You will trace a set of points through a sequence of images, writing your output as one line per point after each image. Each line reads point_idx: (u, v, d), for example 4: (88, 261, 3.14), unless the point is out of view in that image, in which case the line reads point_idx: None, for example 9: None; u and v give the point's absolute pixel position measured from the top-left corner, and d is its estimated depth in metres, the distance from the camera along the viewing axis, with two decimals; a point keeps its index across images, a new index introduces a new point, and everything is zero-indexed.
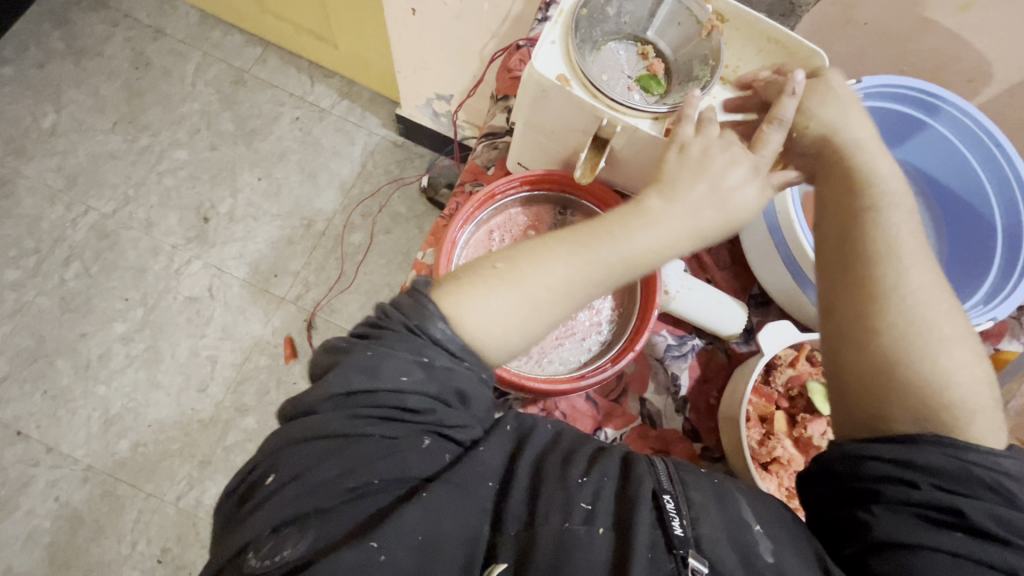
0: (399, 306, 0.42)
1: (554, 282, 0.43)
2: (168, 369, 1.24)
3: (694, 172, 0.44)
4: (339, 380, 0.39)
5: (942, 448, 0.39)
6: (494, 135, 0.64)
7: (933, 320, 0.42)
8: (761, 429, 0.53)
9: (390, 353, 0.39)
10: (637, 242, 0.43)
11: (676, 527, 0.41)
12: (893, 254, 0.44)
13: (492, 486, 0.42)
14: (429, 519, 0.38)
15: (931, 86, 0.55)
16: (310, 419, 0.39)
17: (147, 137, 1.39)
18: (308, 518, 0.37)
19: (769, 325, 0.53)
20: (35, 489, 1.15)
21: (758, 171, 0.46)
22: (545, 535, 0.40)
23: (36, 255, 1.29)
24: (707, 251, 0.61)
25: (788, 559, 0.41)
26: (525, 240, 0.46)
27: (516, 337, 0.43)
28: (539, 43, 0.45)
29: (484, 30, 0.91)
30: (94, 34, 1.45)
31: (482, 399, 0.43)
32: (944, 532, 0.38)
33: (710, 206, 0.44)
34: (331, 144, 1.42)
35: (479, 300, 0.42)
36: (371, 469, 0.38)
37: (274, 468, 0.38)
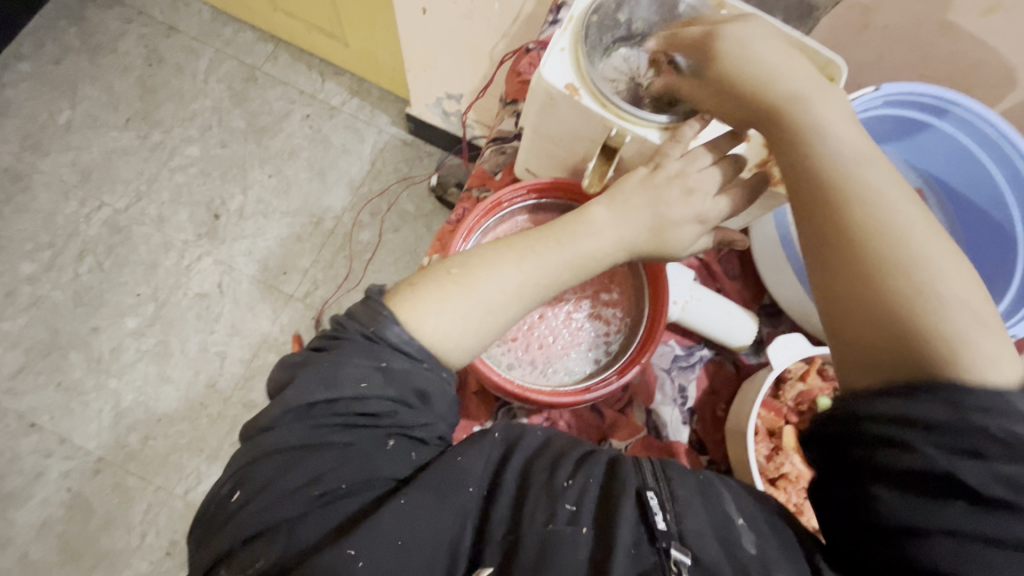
0: (354, 314, 0.43)
1: (507, 286, 0.43)
2: (178, 364, 1.25)
3: (651, 192, 0.44)
4: (297, 392, 0.39)
5: (939, 400, 0.34)
6: (502, 140, 0.63)
7: (895, 245, 0.38)
8: (769, 443, 0.52)
9: (344, 360, 0.40)
10: (582, 250, 0.44)
11: (659, 521, 0.41)
12: (839, 186, 0.41)
13: (472, 493, 0.41)
14: (406, 523, 0.38)
15: (943, 90, 0.54)
16: (271, 433, 0.39)
17: (159, 133, 1.40)
18: (279, 527, 0.37)
19: (780, 338, 0.53)
20: (47, 480, 1.17)
21: (703, 221, 0.45)
22: (529, 536, 0.40)
23: (50, 249, 1.31)
24: (717, 259, 0.60)
25: (775, 554, 0.41)
26: (484, 246, 0.45)
27: (473, 338, 0.43)
28: (547, 50, 0.44)
29: (494, 29, 0.90)
30: (109, 30, 1.46)
31: (442, 394, 0.42)
32: (943, 502, 0.34)
33: (647, 223, 0.45)
34: (341, 142, 1.42)
35: (432, 305, 0.42)
36: (338, 474, 0.38)
37: (241, 484, 0.39)
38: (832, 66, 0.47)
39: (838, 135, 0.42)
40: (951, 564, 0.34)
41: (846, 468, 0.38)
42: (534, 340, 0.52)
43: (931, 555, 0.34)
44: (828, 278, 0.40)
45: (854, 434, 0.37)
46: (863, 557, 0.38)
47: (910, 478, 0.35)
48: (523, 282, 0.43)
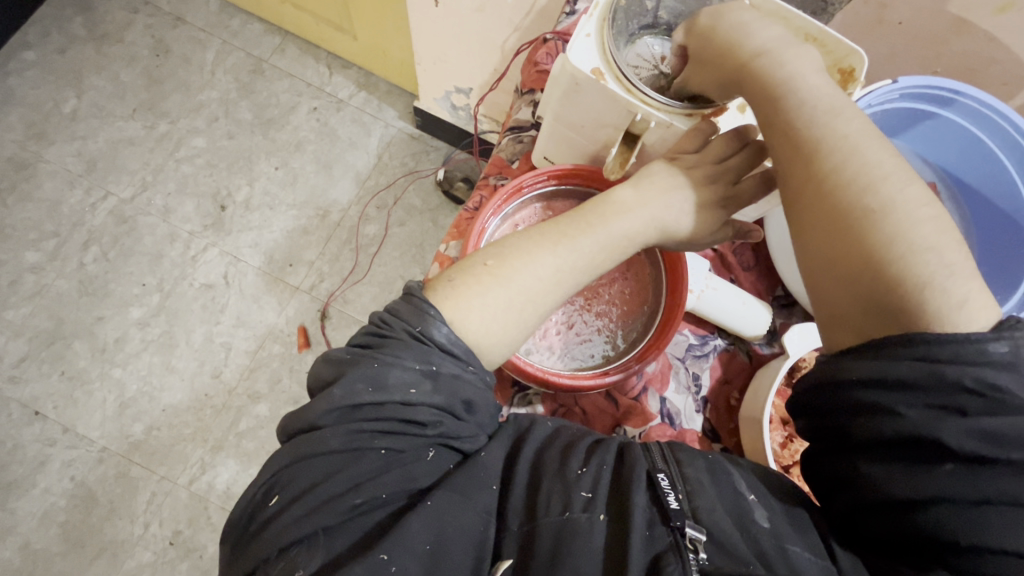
0: (399, 312, 0.42)
1: (543, 275, 0.43)
2: (183, 355, 1.25)
3: (675, 179, 0.46)
4: (345, 393, 0.39)
5: (913, 354, 0.34)
6: (519, 129, 0.63)
7: (863, 194, 0.38)
8: (784, 432, 0.52)
9: (394, 363, 0.39)
10: (614, 231, 0.44)
11: (672, 501, 0.41)
12: (810, 139, 0.41)
13: (495, 490, 0.42)
14: (435, 527, 0.38)
15: (952, 84, 0.55)
16: (314, 436, 0.39)
17: (166, 124, 1.40)
18: (318, 535, 0.37)
19: (795, 328, 0.53)
20: (51, 469, 1.17)
21: (724, 205, 0.47)
22: (546, 527, 0.40)
23: (56, 238, 1.30)
24: (731, 251, 0.60)
25: (787, 528, 0.41)
26: (513, 236, 0.46)
27: (515, 332, 0.43)
28: (573, 36, 0.44)
29: (507, 23, 0.90)
30: (115, 20, 1.46)
31: (486, 405, 0.42)
32: (929, 467, 0.34)
33: (677, 211, 0.46)
34: (347, 135, 1.42)
35: (474, 300, 0.42)
36: (377, 485, 0.38)
37: (279, 489, 0.39)
38: (853, 57, 0.47)
39: (804, 85, 0.42)
40: (955, 530, 0.33)
41: (835, 439, 0.38)
42: (552, 327, 0.52)
43: (933, 522, 0.34)
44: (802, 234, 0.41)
45: (839, 404, 0.37)
46: (868, 530, 0.38)
47: (897, 444, 0.35)
48: (560, 270, 0.43)
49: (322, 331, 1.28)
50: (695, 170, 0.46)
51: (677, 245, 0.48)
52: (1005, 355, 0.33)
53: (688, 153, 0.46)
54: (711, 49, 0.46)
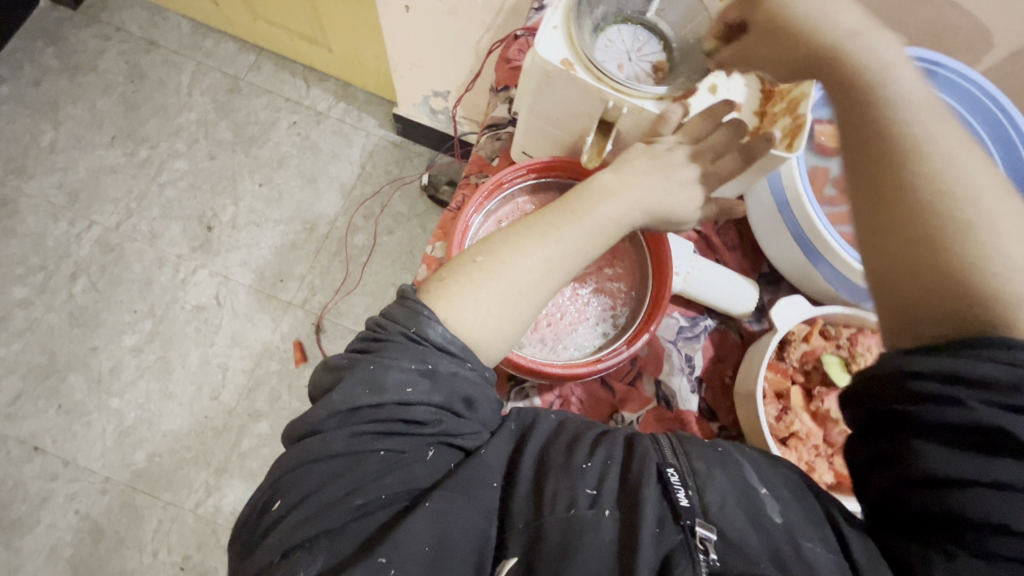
0: (394, 315, 0.42)
1: (534, 266, 0.43)
2: (180, 379, 1.24)
3: (654, 161, 0.47)
4: (344, 396, 0.39)
5: (995, 358, 0.34)
6: (496, 126, 0.64)
7: (954, 203, 0.37)
8: (778, 405, 0.53)
9: (391, 364, 0.40)
10: (600, 215, 0.45)
11: (682, 498, 0.41)
12: (906, 139, 0.40)
13: (495, 486, 0.42)
14: (435, 526, 0.38)
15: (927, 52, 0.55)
16: (314, 441, 0.39)
17: (146, 149, 1.39)
18: (319, 539, 0.37)
19: (781, 300, 0.53)
20: (54, 503, 1.16)
21: (704, 180, 0.48)
22: (553, 524, 0.40)
23: (43, 272, 1.30)
24: (715, 232, 0.61)
25: (799, 520, 0.41)
26: (503, 229, 0.46)
27: (511, 327, 0.43)
28: (540, 28, 0.44)
29: (479, 24, 0.91)
30: (87, 49, 1.45)
31: (486, 401, 0.43)
32: (988, 457, 0.34)
33: (657, 196, 0.46)
34: (329, 147, 1.42)
35: (467, 299, 0.42)
36: (378, 486, 0.38)
37: (280, 495, 0.39)
38: None
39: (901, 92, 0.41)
40: (1004, 518, 0.33)
41: (886, 421, 0.37)
42: (542, 318, 0.52)
43: (971, 502, 0.34)
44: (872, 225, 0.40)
45: (900, 390, 0.36)
46: (907, 517, 0.37)
47: (954, 429, 0.35)
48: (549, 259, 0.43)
49: (319, 344, 1.28)
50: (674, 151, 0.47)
51: (664, 226, 0.49)
52: None
53: (666, 134, 0.47)
54: (800, 39, 0.43)
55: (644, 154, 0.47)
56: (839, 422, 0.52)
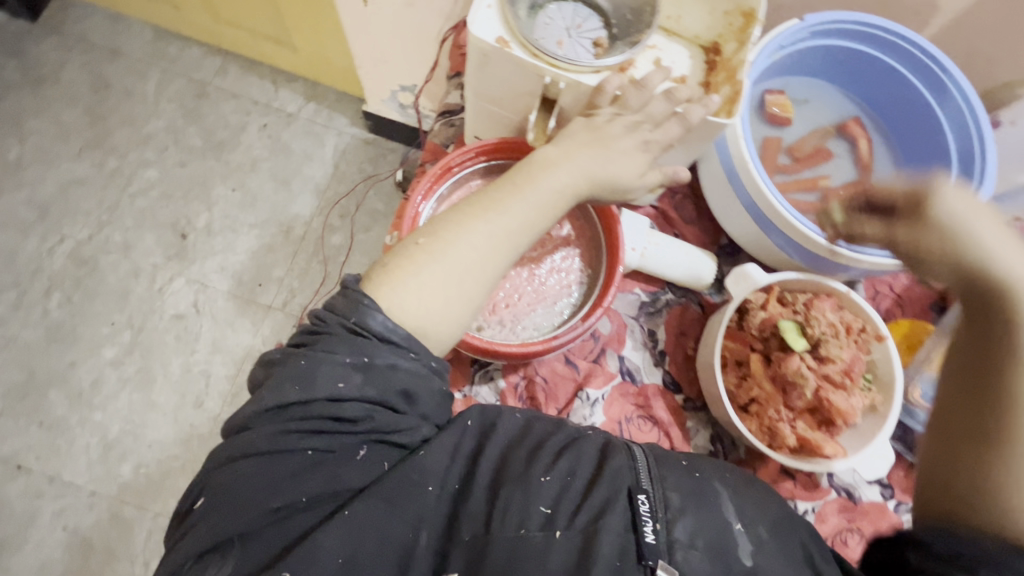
0: (334, 307, 0.42)
1: (478, 245, 0.43)
2: (162, 389, 1.23)
3: (593, 133, 0.46)
4: (273, 392, 0.39)
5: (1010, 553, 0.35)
6: (450, 113, 0.64)
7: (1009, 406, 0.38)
8: (738, 372, 0.54)
9: (324, 358, 0.39)
10: (542, 189, 0.44)
11: (648, 533, 0.42)
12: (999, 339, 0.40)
13: (431, 491, 0.43)
14: (351, 538, 0.39)
15: (873, 18, 0.56)
16: (243, 437, 0.39)
17: (115, 159, 1.38)
18: (233, 543, 0.38)
19: (735, 272, 0.55)
20: (41, 521, 1.15)
21: (647, 148, 0.47)
22: (499, 541, 0.41)
23: (16, 289, 1.28)
24: (672, 207, 0.61)
25: (768, 563, 0.42)
26: (445, 212, 0.46)
27: (458, 309, 0.43)
28: (474, 7, 0.46)
29: (437, 14, 0.90)
30: (49, 61, 1.43)
31: (428, 393, 0.43)
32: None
33: (599, 168, 0.45)
34: (301, 148, 1.41)
35: (410, 282, 0.42)
36: (297, 489, 0.38)
37: (204, 492, 0.39)
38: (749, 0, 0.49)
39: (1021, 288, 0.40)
40: None
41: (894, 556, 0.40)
42: (500, 300, 0.53)
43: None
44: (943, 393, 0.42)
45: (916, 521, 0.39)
46: None
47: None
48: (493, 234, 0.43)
49: None
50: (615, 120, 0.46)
51: (614, 198, 0.48)
52: None
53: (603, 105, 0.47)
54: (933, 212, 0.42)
55: (581, 128, 0.46)
56: (800, 386, 0.51)
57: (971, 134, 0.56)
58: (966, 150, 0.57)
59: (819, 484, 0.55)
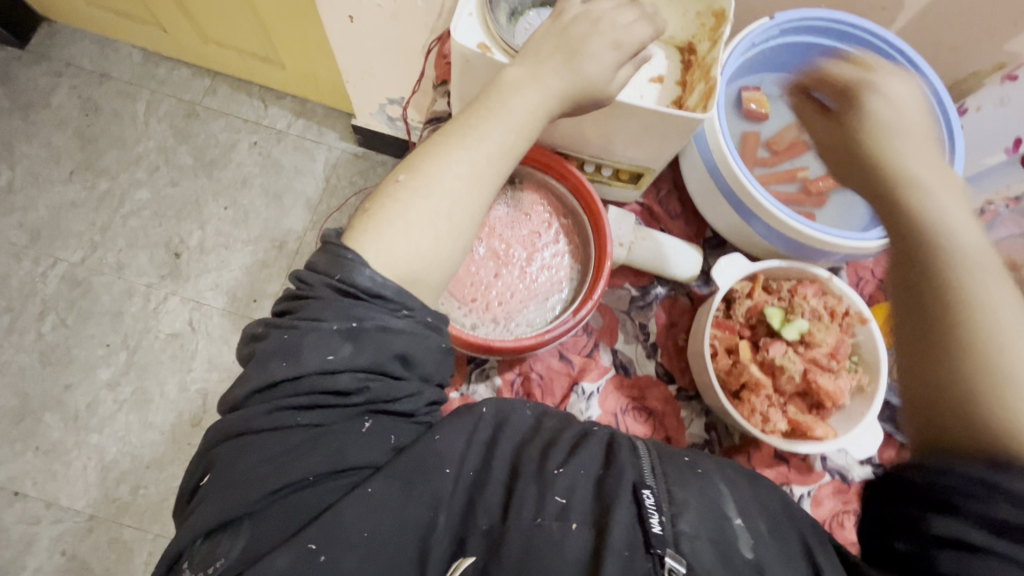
0: (317, 267, 0.41)
1: (462, 173, 0.43)
2: (159, 408, 1.23)
3: (556, 51, 0.46)
4: (262, 369, 0.39)
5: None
6: (437, 120, 0.65)
7: (979, 335, 0.36)
8: (729, 359, 0.54)
9: (311, 329, 0.39)
10: (516, 106, 0.44)
11: (654, 525, 0.42)
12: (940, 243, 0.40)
13: (448, 473, 0.43)
14: (372, 513, 0.39)
15: (840, 15, 0.59)
16: (238, 415, 0.39)
17: (106, 181, 1.38)
18: (242, 521, 0.37)
19: (722, 260, 0.56)
20: (39, 547, 1.13)
21: (618, 47, 0.46)
22: (516, 530, 0.42)
23: (9, 313, 1.28)
24: (657, 202, 0.63)
25: (771, 556, 0.42)
26: (421, 147, 0.45)
27: (449, 243, 0.43)
28: (456, 15, 0.47)
29: (422, 27, 0.92)
30: (38, 86, 1.44)
31: (424, 355, 0.42)
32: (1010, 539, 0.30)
33: (564, 75, 0.45)
34: (292, 164, 1.42)
35: (397, 223, 0.42)
36: (302, 466, 0.38)
37: (208, 471, 0.39)
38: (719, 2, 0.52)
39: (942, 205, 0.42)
40: None
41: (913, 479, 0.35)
42: (493, 298, 0.54)
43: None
44: (907, 356, 0.39)
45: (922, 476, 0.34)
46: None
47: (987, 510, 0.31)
48: (475, 160, 0.43)
49: None
50: (581, 24, 0.47)
51: (594, 105, 0.47)
52: None
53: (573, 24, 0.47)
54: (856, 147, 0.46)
55: (548, 50, 0.46)
56: (786, 368, 0.52)
57: (942, 122, 0.58)
58: None
59: (812, 468, 0.56)
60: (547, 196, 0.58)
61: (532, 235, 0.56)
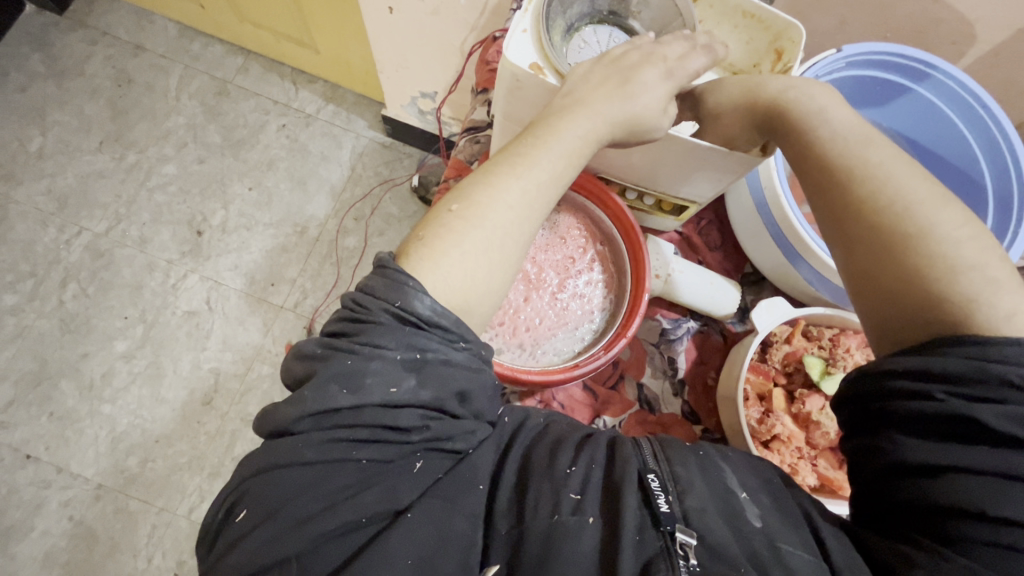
0: (372, 289, 0.39)
1: (514, 203, 0.41)
2: (172, 384, 1.24)
3: (607, 85, 0.44)
4: (315, 394, 0.36)
5: (965, 352, 0.35)
6: (475, 130, 0.65)
7: (902, 217, 0.40)
8: (760, 407, 0.53)
9: (374, 358, 0.36)
10: (569, 138, 0.42)
11: (663, 504, 0.40)
12: (852, 168, 0.43)
13: (482, 490, 0.41)
14: (414, 539, 0.36)
15: (912, 51, 0.57)
16: (285, 444, 0.36)
17: (134, 153, 1.38)
18: (291, 562, 0.34)
19: (762, 303, 0.53)
20: (47, 510, 1.15)
21: (671, 77, 0.45)
22: (534, 530, 0.39)
23: (32, 278, 1.29)
24: (696, 233, 0.61)
25: (778, 524, 0.40)
26: (473, 173, 0.44)
27: (500, 273, 0.42)
28: (510, 32, 0.45)
29: (462, 24, 0.89)
30: (74, 53, 1.44)
31: (481, 392, 0.40)
32: (966, 446, 0.35)
33: (616, 108, 0.43)
34: (319, 149, 1.41)
35: (452, 255, 0.40)
36: (356, 506, 0.36)
37: (246, 503, 0.36)
38: (792, 28, 0.48)
39: (840, 122, 0.45)
40: (976, 499, 0.34)
41: (869, 416, 0.39)
42: (521, 323, 0.52)
43: (951, 491, 0.35)
44: (852, 270, 0.42)
45: (877, 395, 0.38)
46: (896, 505, 0.37)
47: (927, 420, 0.36)
48: (527, 191, 0.41)
49: None
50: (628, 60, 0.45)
51: (634, 141, 0.46)
52: None
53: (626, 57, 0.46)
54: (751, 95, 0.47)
55: (599, 76, 0.44)
56: (823, 424, 0.51)
57: (1011, 176, 0.57)
58: (1003, 187, 0.58)
59: None
60: (586, 221, 0.56)
61: (567, 261, 0.55)
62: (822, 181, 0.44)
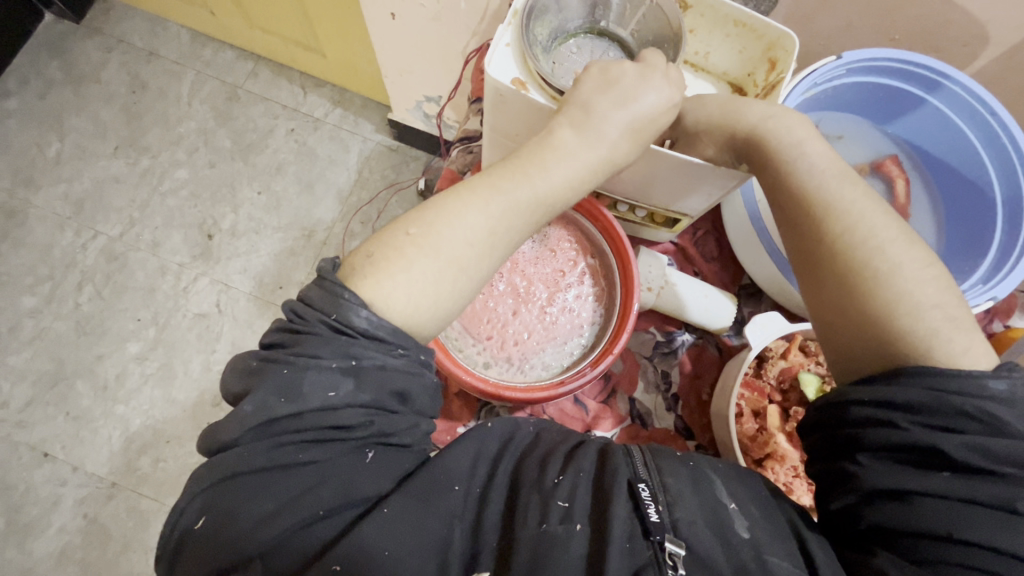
0: (311, 301, 0.39)
1: (473, 240, 0.41)
2: (182, 385, 1.26)
3: (610, 95, 0.43)
4: (257, 408, 0.36)
5: (924, 382, 0.36)
6: (468, 139, 0.65)
7: (873, 254, 0.40)
8: (755, 424, 0.52)
9: (307, 370, 0.36)
10: (552, 176, 0.42)
11: (652, 514, 0.40)
12: (823, 198, 0.43)
13: (458, 491, 0.40)
14: (391, 531, 0.37)
15: (912, 56, 0.55)
16: (231, 454, 0.36)
17: (147, 158, 1.41)
18: (254, 561, 0.35)
19: (756, 318, 0.52)
20: (64, 507, 1.18)
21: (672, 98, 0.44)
22: (524, 540, 0.38)
23: (50, 281, 1.33)
24: (692, 243, 0.60)
25: (768, 538, 0.39)
26: (438, 199, 0.43)
27: (454, 302, 0.42)
28: (493, 47, 0.46)
29: (463, 29, 0.89)
30: (91, 60, 1.48)
31: (422, 391, 0.40)
32: (930, 473, 0.35)
33: (602, 145, 0.43)
34: (326, 153, 1.42)
35: (398, 277, 0.39)
36: (314, 500, 0.36)
37: (205, 512, 0.36)
38: (786, 37, 0.47)
39: (818, 152, 0.45)
40: (951, 523, 0.33)
41: (833, 442, 0.39)
42: (509, 337, 0.52)
43: (923, 517, 0.34)
44: (816, 302, 0.42)
45: (842, 423, 0.38)
46: (870, 527, 0.36)
47: (893, 449, 0.36)
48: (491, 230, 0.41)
49: None
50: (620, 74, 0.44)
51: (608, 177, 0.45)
52: (1004, 391, 0.35)
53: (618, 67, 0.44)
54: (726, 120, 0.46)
55: (589, 87, 0.44)
56: None
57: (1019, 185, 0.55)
58: (1013, 196, 0.56)
59: None
60: (576, 233, 0.56)
61: (557, 274, 0.54)
62: (795, 210, 0.43)
